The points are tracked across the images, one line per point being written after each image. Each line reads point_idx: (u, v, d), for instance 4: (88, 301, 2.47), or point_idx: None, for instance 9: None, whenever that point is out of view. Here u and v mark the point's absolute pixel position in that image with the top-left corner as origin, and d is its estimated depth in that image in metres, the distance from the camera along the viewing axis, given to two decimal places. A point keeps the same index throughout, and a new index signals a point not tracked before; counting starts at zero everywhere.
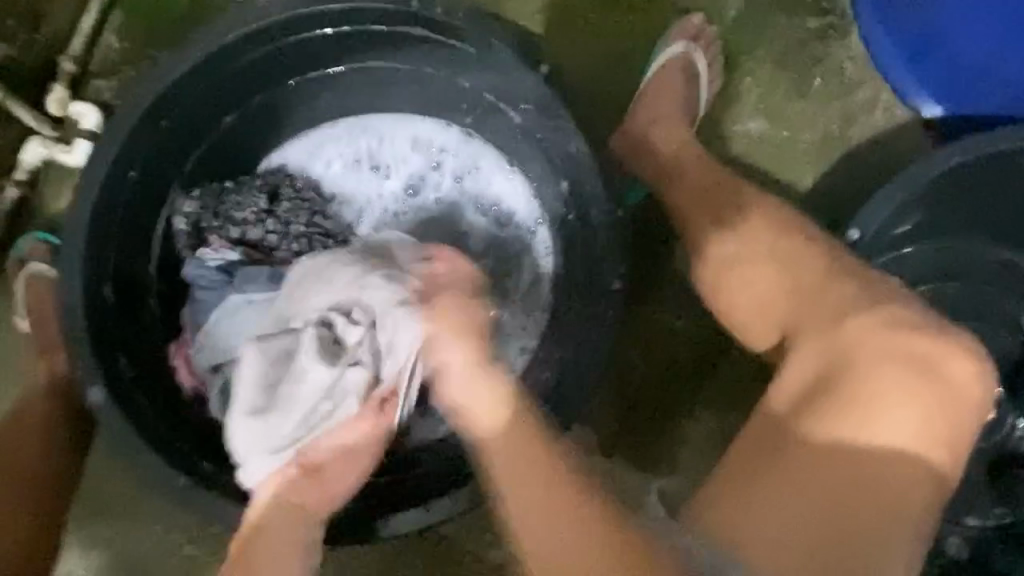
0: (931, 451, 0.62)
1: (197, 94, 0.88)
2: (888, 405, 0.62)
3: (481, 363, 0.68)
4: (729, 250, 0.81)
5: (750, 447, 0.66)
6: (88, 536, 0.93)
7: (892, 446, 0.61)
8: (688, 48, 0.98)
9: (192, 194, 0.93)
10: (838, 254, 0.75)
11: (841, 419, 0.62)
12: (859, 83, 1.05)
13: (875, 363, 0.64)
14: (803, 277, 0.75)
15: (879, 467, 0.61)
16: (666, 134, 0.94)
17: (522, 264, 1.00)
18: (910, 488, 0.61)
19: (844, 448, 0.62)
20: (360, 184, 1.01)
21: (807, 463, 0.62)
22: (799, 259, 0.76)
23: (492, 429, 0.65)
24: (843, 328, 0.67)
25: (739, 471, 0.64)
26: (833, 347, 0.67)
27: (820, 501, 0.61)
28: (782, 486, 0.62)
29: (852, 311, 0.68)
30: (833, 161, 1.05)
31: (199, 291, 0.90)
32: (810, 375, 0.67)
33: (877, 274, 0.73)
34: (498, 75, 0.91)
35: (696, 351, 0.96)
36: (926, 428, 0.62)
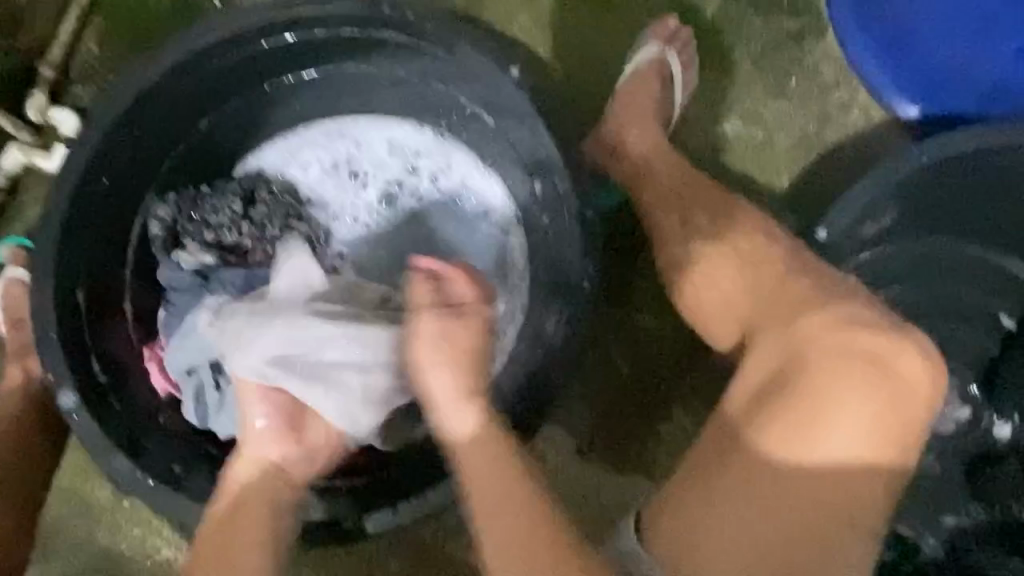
0: (885, 446, 0.62)
1: (170, 99, 0.89)
2: (842, 404, 0.62)
3: (477, 385, 0.73)
4: (697, 250, 0.82)
5: (707, 448, 0.67)
6: (69, 536, 0.94)
7: (847, 441, 0.62)
8: (662, 50, 0.98)
9: (167, 199, 0.92)
10: (797, 253, 0.76)
11: (796, 415, 0.63)
12: (835, 84, 1.06)
13: (831, 358, 0.64)
14: (765, 275, 0.75)
15: (835, 462, 0.62)
16: (640, 134, 0.94)
17: (498, 267, 1.01)
18: (860, 487, 0.62)
19: (800, 444, 0.62)
20: (336, 187, 1.01)
21: (758, 464, 0.63)
22: (759, 255, 0.77)
23: (461, 447, 0.71)
24: (800, 324, 0.68)
25: (697, 472, 0.65)
26: (793, 343, 0.67)
27: (775, 499, 0.62)
28: (733, 490, 0.63)
29: (813, 309, 0.69)
30: (809, 162, 1.05)
31: (173, 294, 0.91)
32: (768, 371, 0.67)
33: (837, 272, 0.74)
34: (471, 78, 0.91)
35: (672, 351, 0.96)
36: (882, 423, 0.62)
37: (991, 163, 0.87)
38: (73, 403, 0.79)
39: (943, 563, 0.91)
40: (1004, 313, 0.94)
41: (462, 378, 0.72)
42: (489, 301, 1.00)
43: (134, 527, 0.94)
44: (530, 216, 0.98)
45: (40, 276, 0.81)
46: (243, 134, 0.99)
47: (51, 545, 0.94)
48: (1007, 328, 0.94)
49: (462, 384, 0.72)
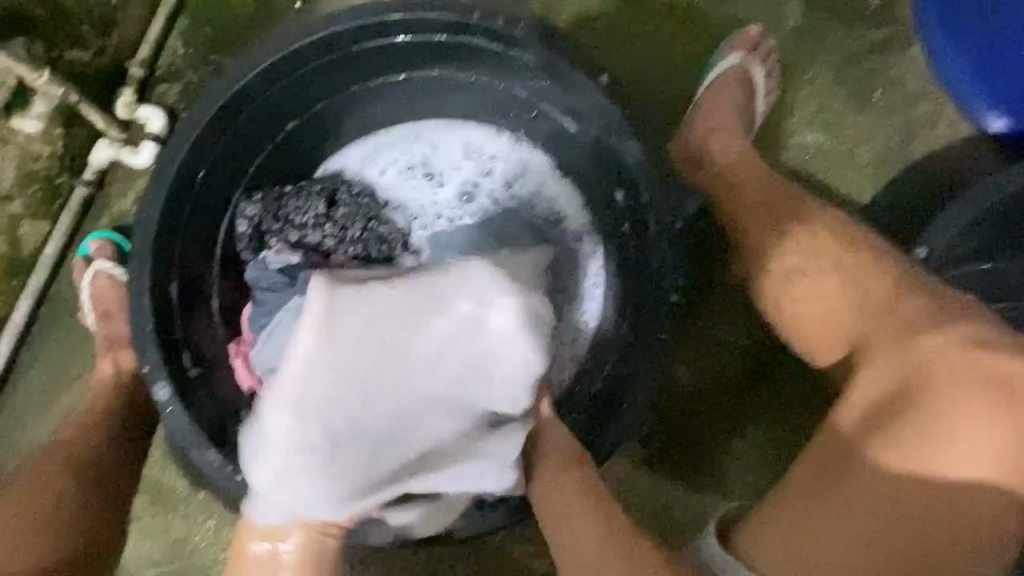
0: (1010, 474, 0.60)
1: (263, 99, 0.90)
2: (964, 429, 0.61)
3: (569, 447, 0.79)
4: (792, 263, 0.80)
5: (815, 464, 0.67)
6: (147, 524, 0.96)
7: (966, 466, 0.60)
8: (745, 60, 0.97)
9: (253, 198, 0.94)
10: (906, 268, 0.74)
11: (913, 434, 0.62)
12: (920, 95, 1.03)
13: (952, 377, 0.63)
14: (872, 288, 0.74)
15: (952, 486, 0.61)
16: (724, 142, 0.92)
17: (571, 271, 1.01)
18: (986, 518, 0.61)
19: (913, 463, 0.61)
20: (413, 190, 1.02)
21: (873, 488, 0.63)
22: (865, 267, 0.75)
23: (558, 498, 0.76)
24: (918, 344, 0.66)
25: (809, 487, 0.66)
26: (910, 363, 0.65)
27: (884, 518, 0.62)
28: (844, 515, 0.63)
29: (929, 328, 0.67)
30: (891, 176, 1.03)
31: (260, 293, 0.89)
32: (882, 388, 0.66)
33: (951, 288, 0.72)
34: (557, 85, 0.91)
35: (752, 364, 0.95)
36: (1014, 451, 0.60)
37: None
38: (167, 396, 0.81)
39: None
40: None
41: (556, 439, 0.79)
42: (562, 307, 1.00)
43: (208, 518, 0.96)
44: (606, 224, 0.98)
45: (134, 270, 0.83)
46: (325, 135, 1.00)
47: (129, 532, 0.96)
48: None
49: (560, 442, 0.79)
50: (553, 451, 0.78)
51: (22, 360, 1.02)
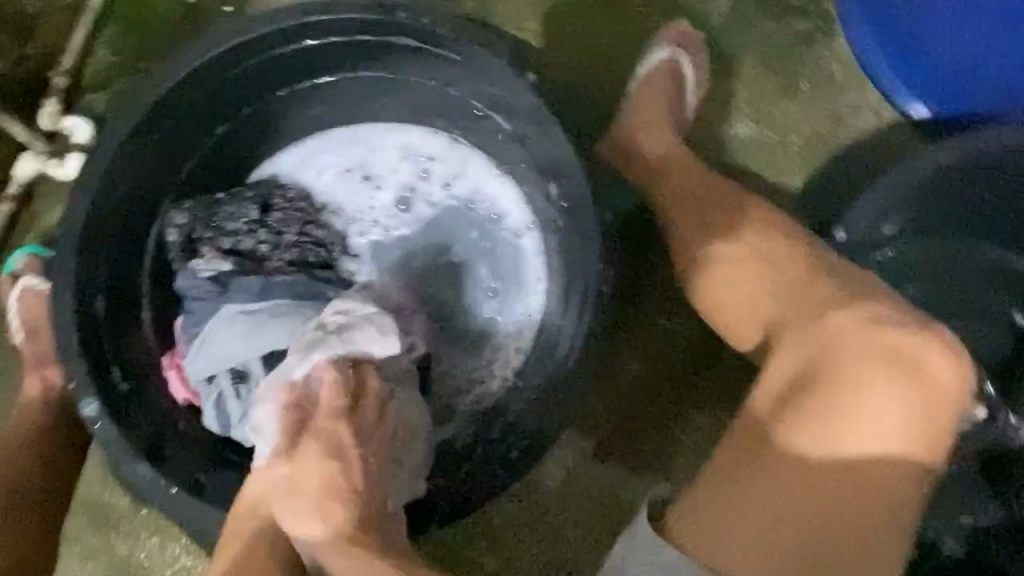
0: (913, 447, 0.63)
1: (187, 104, 0.89)
2: (871, 399, 0.63)
3: (337, 479, 0.70)
4: (724, 254, 0.81)
5: (735, 448, 0.67)
6: (86, 546, 0.94)
7: (874, 441, 0.62)
8: (673, 54, 0.99)
9: (183, 207, 0.92)
10: (823, 253, 0.77)
11: (823, 409, 0.64)
12: (845, 84, 1.06)
13: (857, 353, 0.65)
14: (788, 274, 0.76)
15: (862, 462, 0.62)
16: (652, 134, 0.94)
17: (514, 268, 1.00)
18: (893, 486, 0.62)
19: (826, 441, 0.63)
20: (350, 193, 1.01)
21: (787, 470, 0.63)
22: (783, 253, 0.78)
23: (332, 555, 0.67)
24: (825, 321, 0.69)
25: (735, 474, 0.65)
26: (817, 340, 0.68)
27: (798, 499, 0.62)
28: (764, 500, 0.63)
29: (835, 308, 0.70)
30: (820, 164, 1.05)
31: (191, 303, 0.89)
32: (795, 366, 0.69)
33: (857, 269, 0.75)
34: (486, 83, 0.92)
35: (694, 353, 0.96)
36: (913, 422, 0.63)
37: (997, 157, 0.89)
38: (94, 410, 0.79)
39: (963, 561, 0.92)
40: (1018, 314, 0.94)
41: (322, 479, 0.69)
42: (507, 304, 1.00)
43: (151, 535, 0.94)
44: (543, 221, 0.99)
45: (57, 285, 0.81)
46: (257, 140, 0.99)
47: (67, 555, 0.94)
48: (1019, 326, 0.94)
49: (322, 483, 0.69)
50: (319, 502, 0.69)
51: None
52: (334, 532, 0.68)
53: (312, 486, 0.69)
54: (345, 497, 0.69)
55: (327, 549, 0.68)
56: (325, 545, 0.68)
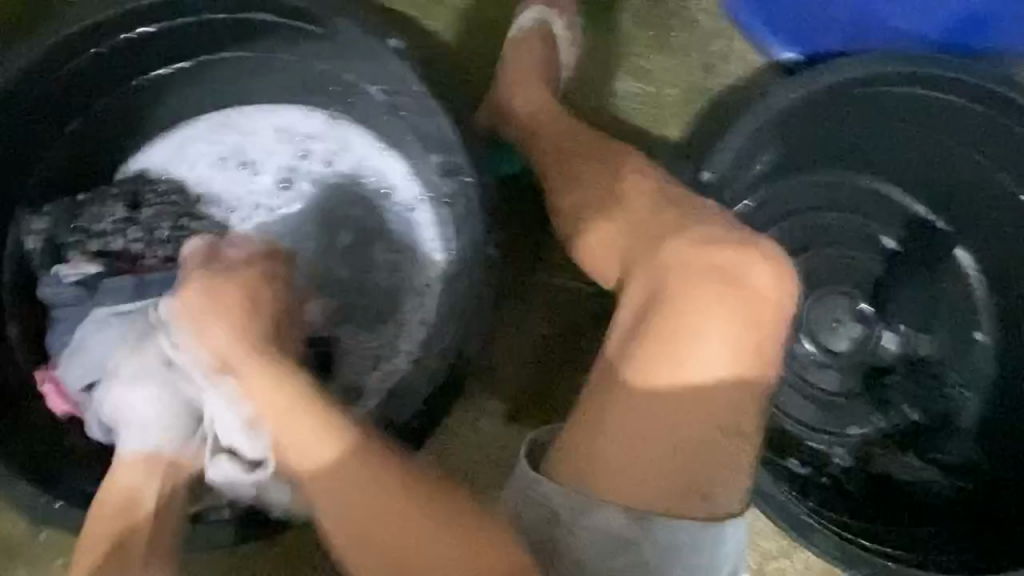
0: (743, 352, 0.68)
1: (26, 103, 0.83)
2: (705, 321, 0.68)
3: (310, 412, 0.66)
4: (590, 213, 0.82)
5: (591, 392, 0.71)
6: None
7: (705, 360, 0.67)
8: (543, 16, 1.00)
9: (42, 211, 0.88)
10: (664, 185, 0.81)
11: (651, 334, 0.69)
12: (714, 33, 1.10)
13: (687, 278, 0.70)
14: (639, 209, 0.79)
15: (681, 389, 0.67)
16: (527, 94, 0.96)
17: (408, 241, 1.00)
18: (736, 406, 0.68)
19: (667, 365, 0.68)
20: (228, 180, 0.98)
21: (638, 403, 0.67)
22: (639, 195, 0.80)
23: (321, 475, 0.64)
24: (662, 249, 0.73)
25: (590, 410, 0.69)
26: (658, 268, 0.72)
27: (651, 420, 0.67)
28: (624, 428, 0.67)
29: (672, 234, 0.74)
30: (697, 112, 1.09)
31: (59, 310, 0.86)
32: (640, 293, 0.73)
33: (697, 197, 0.79)
34: (353, 56, 0.90)
35: (590, 307, 1.00)
36: (747, 340, 0.68)
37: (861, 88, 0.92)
38: None
39: (851, 467, 1.02)
40: (878, 235, 1.05)
41: (302, 423, 0.65)
42: (404, 278, 1.00)
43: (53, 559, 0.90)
44: (434, 194, 0.97)
45: None
46: (121, 136, 0.94)
47: None
48: (880, 245, 1.05)
49: (310, 424, 0.65)
50: (297, 420, 0.66)
51: None
52: (329, 460, 0.64)
53: (236, 424, 0.72)
54: (333, 417, 0.66)
55: (315, 469, 0.65)
56: (326, 466, 0.64)
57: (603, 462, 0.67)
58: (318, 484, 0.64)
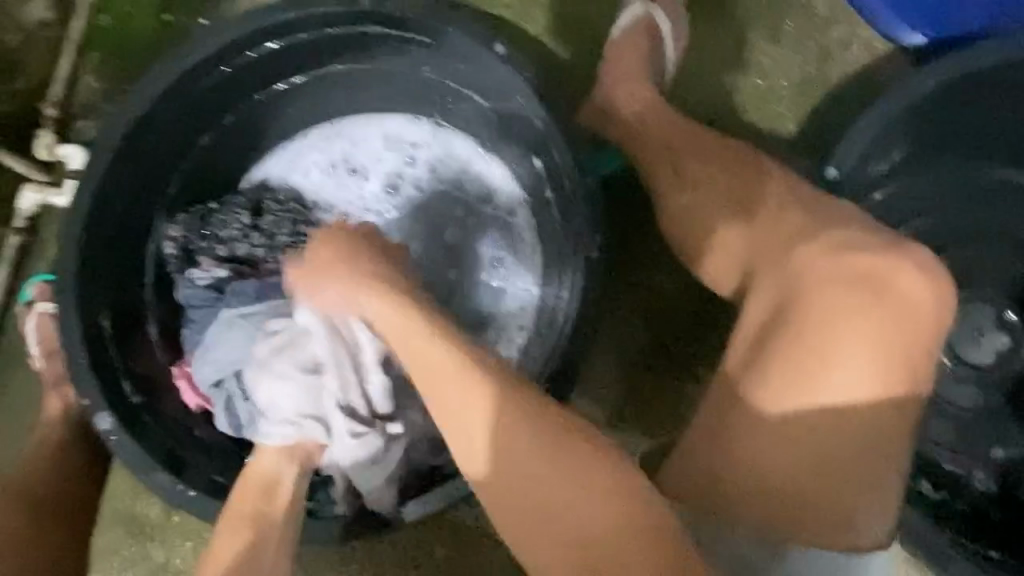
0: (892, 379, 0.64)
1: (165, 118, 0.90)
2: (842, 334, 0.65)
3: (480, 394, 0.64)
4: (705, 218, 0.84)
5: (709, 411, 0.70)
6: (122, 559, 0.97)
7: (844, 388, 0.64)
8: (647, 9, 0.97)
9: (177, 220, 0.95)
10: (789, 186, 0.79)
11: (798, 360, 0.65)
12: (832, 20, 1.03)
13: (824, 296, 0.67)
14: (762, 213, 0.78)
15: (828, 419, 0.65)
16: (631, 92, 0.94)
17: (510, 245, 1.01)
18: (880, 438, 0.65)
19: (801, 400, 0.65)
20: (339, 187, 1.02)
21: (764, 425, 0.66)
22: (763, 203, 0.79)
23: (495, 475, 0.63)
24: (794, 260, 0.71)
25: (711, 436, 0.69)
26: (788, 280, 0.70)
27: (775, 448, 0.66)
28: (750, 456, 0.66)
29: (804, 240, 0.72)
30: (813, 104, 1.02)
31: (195, 312, 0.91)
32: (768, 310, 0.70)
33: (830, 199, 0.77)
34: (462, 63, 0.92)
35: (694, 313, 0.98)
36: (893, 352, 0.64)
37: (1000, 79, 0.86)
38: (110, 423, 0.82)
39: (994, 493, 0.92)
40: None
41: (433, 359, 0.66)
42: (506, 281, 1.01)
43: (182, 539, 0.97)
44: (534, 196, 0.99)
45: (61, 303, 0.83)
46: (246, 147, 1.00)
47: (103, 568, 0.96)
48: None
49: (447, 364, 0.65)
50: (460, 405, 0.64)
51: None
52: (519, 445, 0.62)
53: (460, 396, 0.64)
54: (473, 380, 0.64)
55: (490, 457, 0.63)
56: (493, 465, 0.63)
57: (726, 498, 0.67)
58: (516, 455, 0.62)
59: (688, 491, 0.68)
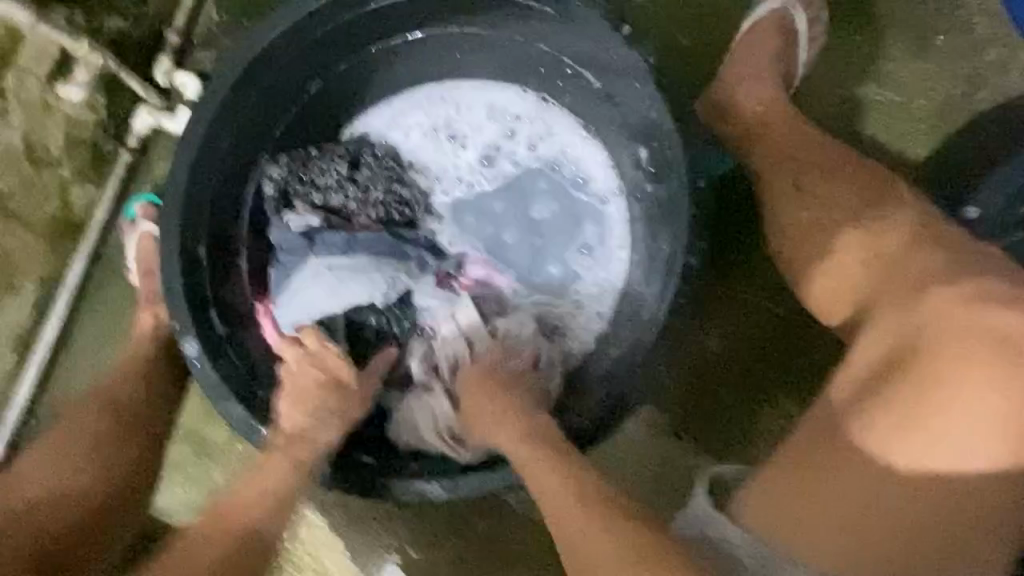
0: (1010, 451, 0.62)
1: (283, 61, 0.90)
2: (964, 397, 0.62)
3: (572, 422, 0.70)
4: (831, 245, 0.79)
5: (801, 444, 0.69)
6: (187, 474, 1.02)
7: (954, 451, 0.62)
8: (786, 4, 0.91)
9: (278, 161, 0.96)
10: (924, 224, 0.74)
11: (913, 418, 0.63)
12: (990, 40, 0.93)
13: (948, 352, 0.64)
14: (885, 247, 0.74)
15: (931, 486, 0.63)
16: (756, 92, 0.89)
17: (597, 234, 0.99)
18: (982, 502, 0.63)
19: (904, 456, 0.64)
20: (437, 151, 1.01)
21: (863, 469, 0.65)
22: (891, 232, 0.75)
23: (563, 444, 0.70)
24: (922, 307, 0.67)
25: (803, 469, 0.68)
26: (908, 324, 0.67)
27: (872, 494, 0.65)
28: (838, 496, 0.66)
29: (934, 284, 0.68)
30: (952, 130, 0.94)
31: (283, 254, 0.94)
32: (878, 354, 0.68)
33: (969, 242, 0.72)
34: (582, 42, 0.89)
35: (782, 336, 0.94)
36: (1018, 421, 0.62)
37: None
38: (196, 350, 0.85)
39: None
40: None
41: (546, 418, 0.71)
42: (590, 270, 0.99)
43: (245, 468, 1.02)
44: (632, 189, 0.96)
45: (166, 229, 0.86)
46: (352, 98, 1.00)
47: (171, 479, 1.02)
48: None
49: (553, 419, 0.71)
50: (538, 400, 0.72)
51: (73, 316, 1.07)
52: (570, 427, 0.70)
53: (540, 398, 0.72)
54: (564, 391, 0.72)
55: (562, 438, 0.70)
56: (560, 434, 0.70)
57: (808, 531, 0.67)
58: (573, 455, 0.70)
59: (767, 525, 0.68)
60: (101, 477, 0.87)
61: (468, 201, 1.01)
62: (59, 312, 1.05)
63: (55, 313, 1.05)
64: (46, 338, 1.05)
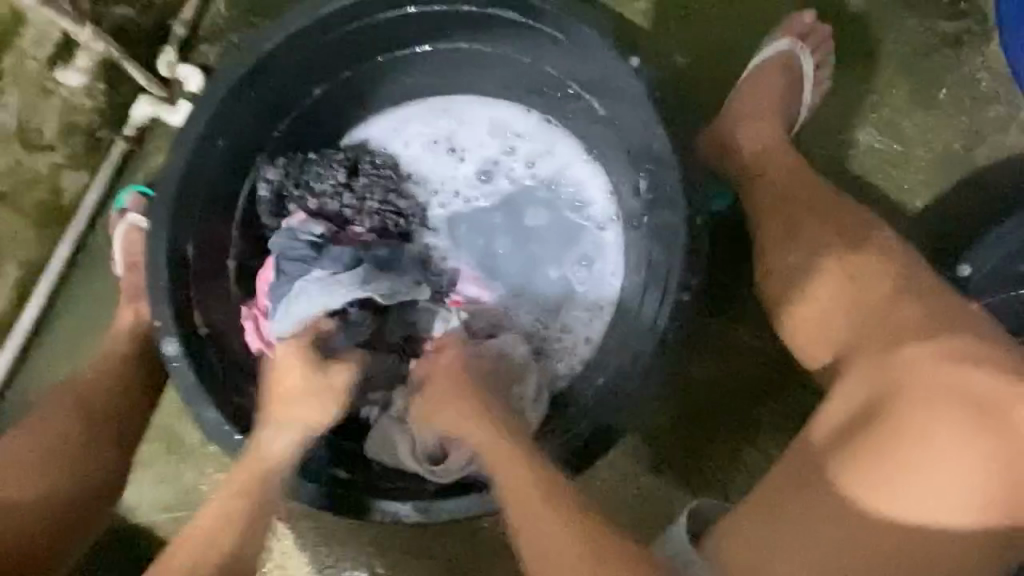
0: (983, 513, 0.62)
1: (287, 63, 0.89)
2: (934, 451, 0.62)
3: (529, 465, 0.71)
4: (820, 288, 0.78)
5: (778, 488, 0.68)
6: (156, 473, 1.00)
7: (924, 506, 0.62)
8: (794, 47, 0.92)
9: (276, 162, 0.95)
10: (915, 277, 0.74)
11: (881, 470, 0.63)
12: (992, 98, 0.94)
13: (920, 405, 0.64)
14: (872, 294, 0.74)
15: (902, 542, 0.62)
16: (758, 130, 0.89)
17: (590, 259, 0.98)
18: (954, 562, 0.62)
19: (876, 508, 0.63)
20: (436, 164, 1.01)
21: (837, 519, 0.64)
22: (879, 280, 0.75)
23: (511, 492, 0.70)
24: (897, 358, 0.68)
25: (779, 515, 0.67)
26: (886, 375, 0.67)
27: (847, 547, 0.63)
28: (813, 548, 0.64)
29: (913, 337, 0.68)
30: (950, 184, 0.95)
31: (284, 262, 0.88)
32: (856, 402, 0.68)
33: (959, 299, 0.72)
34: (588, 67, 0.89)
35: (767, 377, 0.93)
36: (986, 480, 0.62)
37: None
38: (176, 350, 0.83)
39: None
40: None
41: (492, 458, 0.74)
42: (578, 294, 0.98)
43: (215, 471, 1.00)
44: (629, 217, 0.96)
45: (156, 224, 0.84)
46: (356, 105, 1.00)
47: (140, 476, 1.00)
48: None
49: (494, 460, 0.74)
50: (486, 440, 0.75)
51: (53, 303, 1.05)
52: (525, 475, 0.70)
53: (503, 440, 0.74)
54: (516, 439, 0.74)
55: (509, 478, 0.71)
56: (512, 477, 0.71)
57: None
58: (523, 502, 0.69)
59: (731, 572, 0.67)
60: (64, 474, 0.84)
61: (464, 217, 1.00)
62: (39, 298, 1.03)
63: (36, 298, 1.03)
64: (23, 322, 1.03)
